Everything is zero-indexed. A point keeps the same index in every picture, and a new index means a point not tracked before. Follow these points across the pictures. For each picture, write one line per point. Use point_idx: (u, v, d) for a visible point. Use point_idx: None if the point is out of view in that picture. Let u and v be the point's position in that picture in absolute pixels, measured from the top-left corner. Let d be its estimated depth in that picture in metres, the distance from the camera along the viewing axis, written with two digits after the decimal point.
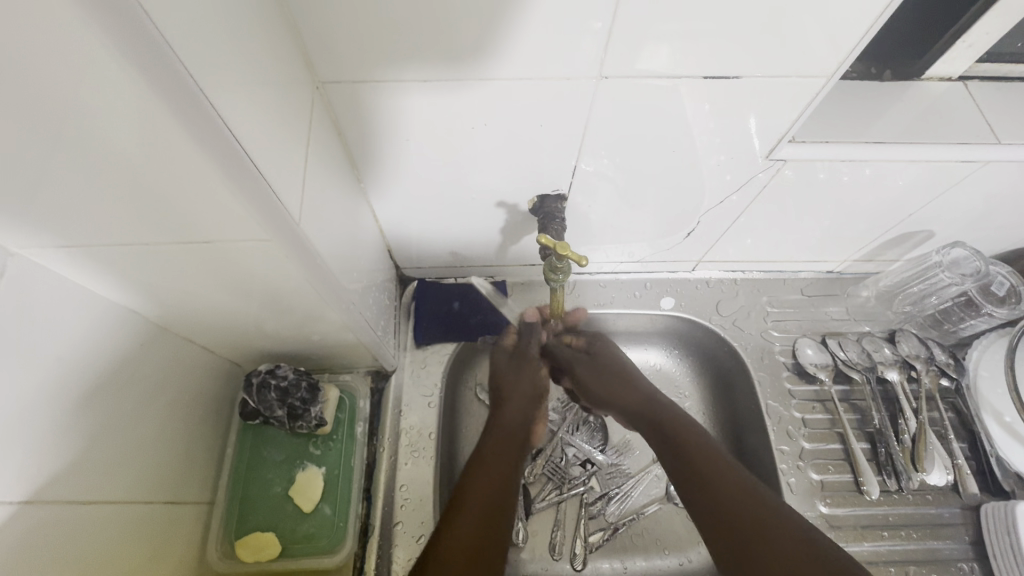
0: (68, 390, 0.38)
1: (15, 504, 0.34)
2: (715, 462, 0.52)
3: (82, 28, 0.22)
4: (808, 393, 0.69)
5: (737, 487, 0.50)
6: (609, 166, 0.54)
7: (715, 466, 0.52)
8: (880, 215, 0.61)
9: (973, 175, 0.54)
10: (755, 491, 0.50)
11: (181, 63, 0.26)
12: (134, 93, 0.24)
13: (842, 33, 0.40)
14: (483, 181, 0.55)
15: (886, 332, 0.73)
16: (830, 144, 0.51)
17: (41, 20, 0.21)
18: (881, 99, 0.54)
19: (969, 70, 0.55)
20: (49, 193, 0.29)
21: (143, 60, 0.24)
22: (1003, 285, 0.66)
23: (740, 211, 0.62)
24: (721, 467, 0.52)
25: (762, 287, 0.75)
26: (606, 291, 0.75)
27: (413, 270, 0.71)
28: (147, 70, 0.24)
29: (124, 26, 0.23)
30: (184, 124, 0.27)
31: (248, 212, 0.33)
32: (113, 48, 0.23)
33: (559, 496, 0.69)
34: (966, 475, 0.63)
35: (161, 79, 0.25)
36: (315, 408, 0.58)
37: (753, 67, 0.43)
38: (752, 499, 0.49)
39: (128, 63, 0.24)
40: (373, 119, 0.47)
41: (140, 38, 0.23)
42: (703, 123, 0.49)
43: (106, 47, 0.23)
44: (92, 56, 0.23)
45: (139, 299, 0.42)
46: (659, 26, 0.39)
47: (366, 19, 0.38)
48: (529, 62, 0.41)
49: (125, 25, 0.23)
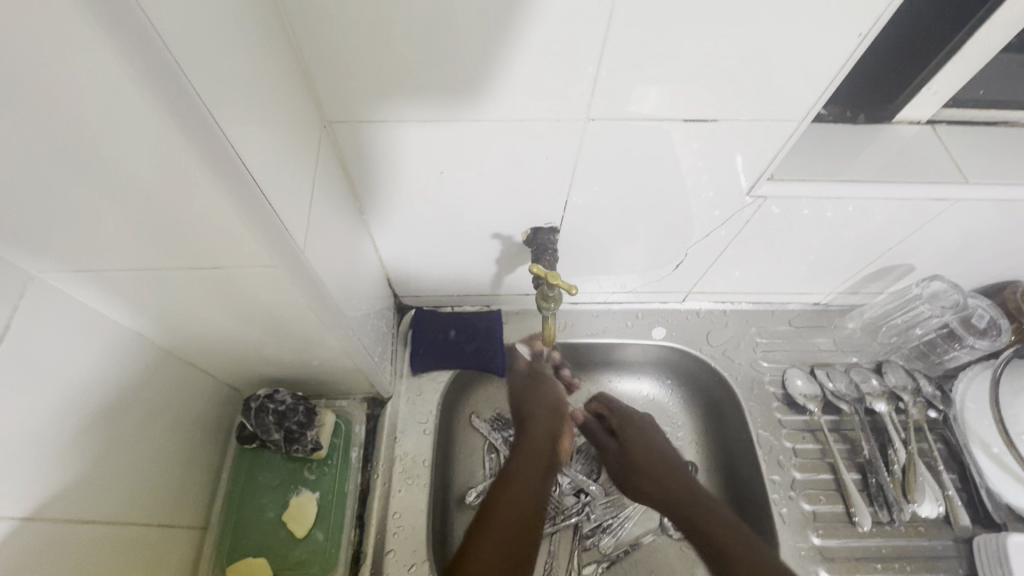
0: (78, 410, 0.39)
1: (17, 519, 0.35)
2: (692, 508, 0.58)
3: (118, 68, 0.24)
4: (798, 424, 0.70)
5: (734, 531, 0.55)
6: (601, 200, 0.56)
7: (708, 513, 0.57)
8: (861, 248, 0.64)
9: (947, 212, 0.57)
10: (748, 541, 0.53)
11: (197, 95, 0.28)
12: (155, 121, 0.27)
13: (812, 76, 0.43)
14: (478, 213, 0.58)
15: (873, 363, 0.74)
16: (806, 181, 0.54)
17: (75, 58, 0.24)
18: (854, 141, 0.57)
19: (936, 115, 0.58)
20: (76, 218, 0.31)
21: (163, 90, 0.26)
22: (983, 317, 0.67)
23: (726, 244, 0.64)
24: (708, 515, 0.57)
25: (751, 318, 0.77)
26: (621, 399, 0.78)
27: (411, 299, 0.73)
28: (165, 98, 0.26)
29: (146, 56, 0.25)
30: (196, 150, 0.29)
31: (253, 236, 0.35)
32: (141, 84, 0.25)
33: (552, 526, 0.68)
34: (957, 506, 0.64)
35: (177, 107, 0.27)
36: (310, 432, 0.59)
37: (733, 112, 0.46)
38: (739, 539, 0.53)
39: (155, 100, 0.26)
40: (376, 153, 0.49)
41: (162, 69, 0.26)
42: (691, 161, 0.52)
43: (130, 76, 0.25)
44: (118, 87, 0.25)
45: (149, 323, 0.44)
46: (643, 70, 0.42)
47: (371, 65, 0.41)
48: (520, 104, 0.45)
49: (151, 64, 0.25)
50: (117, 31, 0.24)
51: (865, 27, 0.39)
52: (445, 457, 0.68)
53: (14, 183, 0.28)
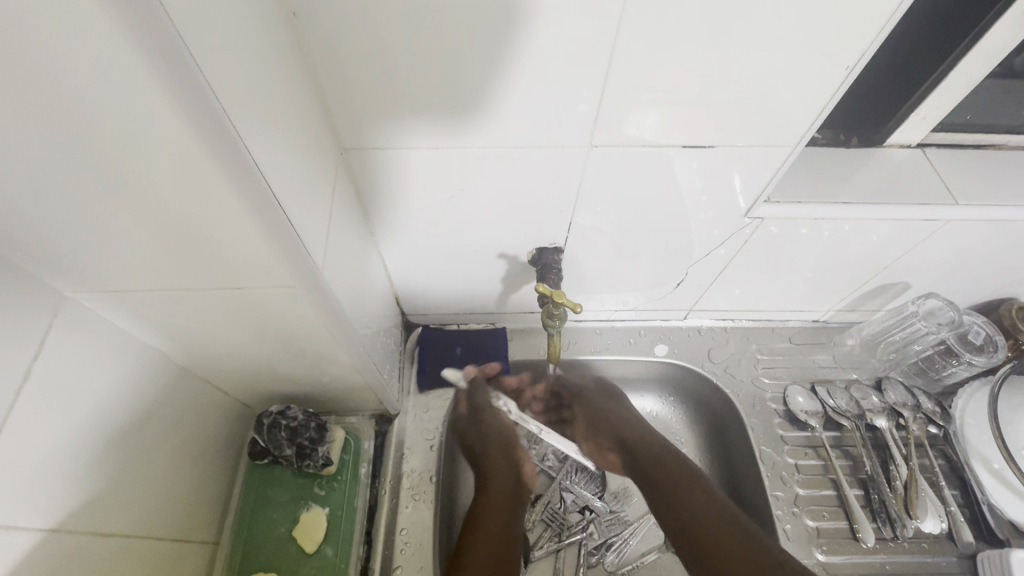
0: (101, 426, 0.41)
1: (45, 531, 0.36)
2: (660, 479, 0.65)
3: (172, 115, 0.26)
4: (800, 440, 0.71)
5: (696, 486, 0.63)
6: (603, 221, 0.59)
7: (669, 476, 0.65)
8: (857, 266, 0.66)
9: (939, 232, 0.59)
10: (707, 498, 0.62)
11: (239, 139, 0.30)
12: (200, 162, 0.29)
13: (805, 104, 0.45)
14: (485, 234, 0.60)
15: (873, 380, 0.76)
16: (802, 203, 0.56)
17: (132, 107, 0.26)
18: (848, 164, 0.60)
19: (925, 139, 0.61)
20: (112, 242, 0.33)
21: (211, 137, 0.28)
22: (979, 333, 0.68)
23: (726, 263, 0.66)
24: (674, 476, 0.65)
25: (752, 335, 0.79)
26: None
27: (418, 317, 0.75)
28: (212, 143, 0.28)
29: (197, 107, 0.27)
30: (235, 188, 0.31)
31: (274, 254, 0.36)
32: (192, 131, 0.27)
33: (557, 543, 0.69)
34: (960, 522, 0.64)
35: (222, 152, 0.29)
36: (322, 447, 0.60)
37: (730, 138, 0.49)
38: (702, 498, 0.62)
39: (204, 145, 0.28)
40: (388, 177, 0.52)
41: (211, 119, 0.28)
42: (690, 183, 0.54)
43: (182, 124, 0.27)
44: (170, 132, 0.27)
45: (170, 342, 0.45)
46: (644, 97, 0.44)
47: (385, 96, 0.43)
48: (527, 132, 0.47)
49: (189, 96, 0.26)
50: (173, 87, 0.26)
51: (852, 61, 0.41)
52: (450, 474, 0.69)
53: (54, 207, 0.30)
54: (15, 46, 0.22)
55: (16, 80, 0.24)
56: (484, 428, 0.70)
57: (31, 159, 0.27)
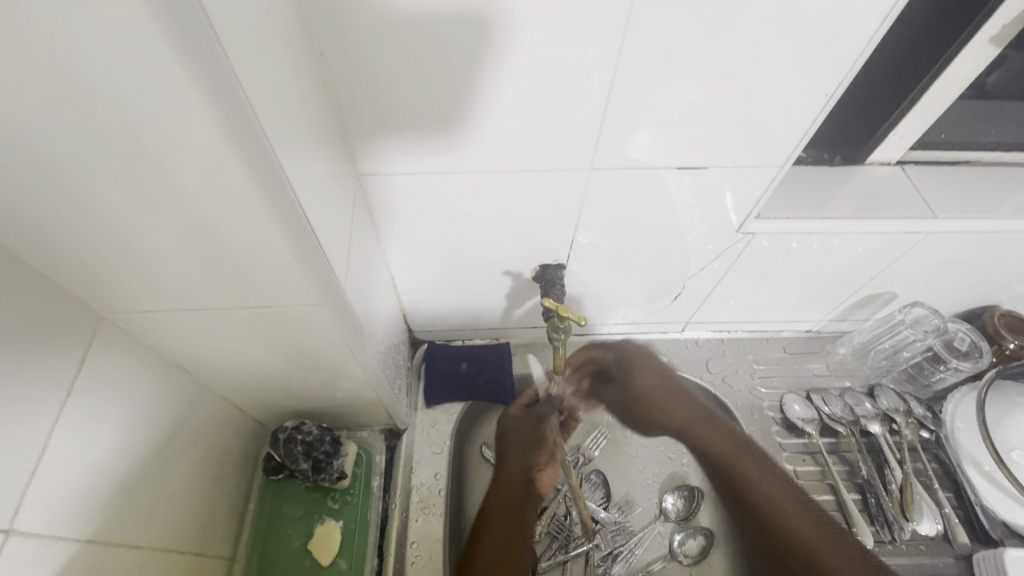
0: (129, 439, 0.42)
1: (79, 541, 0.38)
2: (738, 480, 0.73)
3: (228, 150, 0.29)
4: (797, 446, 0.74)
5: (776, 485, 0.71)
6: (603, 239, 0.62)
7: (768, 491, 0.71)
8: (846, 278, 0.69)
9: (921, 244, 0.62)
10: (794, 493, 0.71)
11: (282, 169, 0.33)
12: (248, 192, 0.31)
13: (789, 125, 0.48)
14: (490, 252, 0.62)
15: (866, 387, 0.78)
16: (790, 219, 0.59)
17: (190, 141, 0.28)
18: (833, 182, 0.63)
19: (904, 156, 0.64)
20: (153, 263, 0.36)
21: (258, 169, 0.31)
22: (964, 340, 0.71)
23: (720, 276, 0.69)
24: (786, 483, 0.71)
25: (747, 346, 0.81)
26: (625, 456, 0.78)
27: (424, 333, 0.77)
28: (259, 175, 0.31)
29: (249, 141, 0.29)
30: (275, 213, 0.33)
31: (302, 268, 0.38)
32: (244, 163, 0.30)
33: (565, 555, 0.68)
34: (955, 524, 0.66)
35: (268, 182, 0.32)
36: (337, 461, 0.61)
37: (722, 158, 0.52)
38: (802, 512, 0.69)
39: (253, 175, 0.31)
40: (401, 200, 0.54)
41: (259, 153, 0.30)
42: (685, 201, 0.57)
43: (235, 157, 0.29)
44: (224, 166, 0.30)
45: (196, 358, 0.47)
46: (643, 119, 0.47)
47: (399, 123, 0.46)
48: (531, 155, 0.50)
49: (238, 123, 0.28)
50: (232, 124, 0.28)
51: (830, 88, 0.45)
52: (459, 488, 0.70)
53: (103, 229, 0.32)
54: (89, 87, 0.25)
55: (85, 115, 0.26)
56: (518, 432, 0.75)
57: (87, 186, 0.30)
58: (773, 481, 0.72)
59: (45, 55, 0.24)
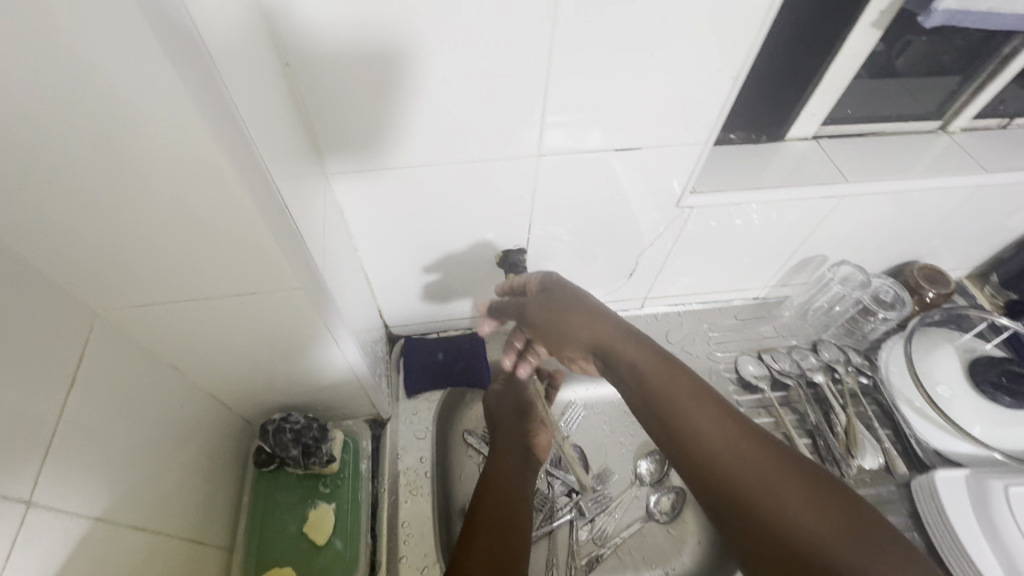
0: (127, 429, 0.45)
1: (90, 520, 0.40)
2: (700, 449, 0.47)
3: (212, 151, 0.33)
4: (753, 402, 0.80)
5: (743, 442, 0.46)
6: (557, 224, 0.67)
7: (733, 458, 0.45)
8: (781, 243, 0.76)
9: (839, 207, 0.70)
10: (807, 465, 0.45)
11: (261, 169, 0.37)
12: (230, 187, 0.35)
13: (707, 106, 0.55)
14: (456, 242, 0.67)
15: (810, 343, 0.86)
16: (723, 190, 0.66)
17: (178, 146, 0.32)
18: (758, 157, 0.70)
19: (818, 131, 0.72)
20: (143, 259, 0.39)
21: (239, 166, 0.35)
22: (888, 293, 0.80)
23: (669, 251, 0.75)
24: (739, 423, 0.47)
25: (702, 316, 0.88)
26: (600, 432, 0.85)
27: (400, 328, 0.81)
28: (240, 172, 0.35)
29: (228, 142, 0.33)
30: (256, 204, 0.37)
31: (279, 252, 0.41)
32: (227, 161, 0.34)
33: (549, 525, 0.74)
34: (895, 457, 0.73)
35: (248, 176, 0.36)
36: (326, 444, 0.64)
37: (653, 140, 0.58)
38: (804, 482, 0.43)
39: (235, 172, 0.35)
40: (368, 197, 0.58)
41: (238, 153, 0.34)
42: (629, 181, 0.63)
43: (220, 158, 0.33)
44: (210, 165, 0.33)
45: (184, 354, 0.50)
46: (580, 108, 0.53)
47: (358, 123, 0.50)
48: (484, 146, 0.55)
49: (218, 125, 0.32)
50: (214, 126, 0.32)
51: (735, 71, 0.52)
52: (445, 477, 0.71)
53: (97, 229, 0.36)
54: (83, 99, 0.29)
55: (82, 125, 0.30)
56: (505, 401, 0.74)
57: (84, 189, 0.33)
58: (755, 454, 0.45)
59: (44, 71, 0.27)
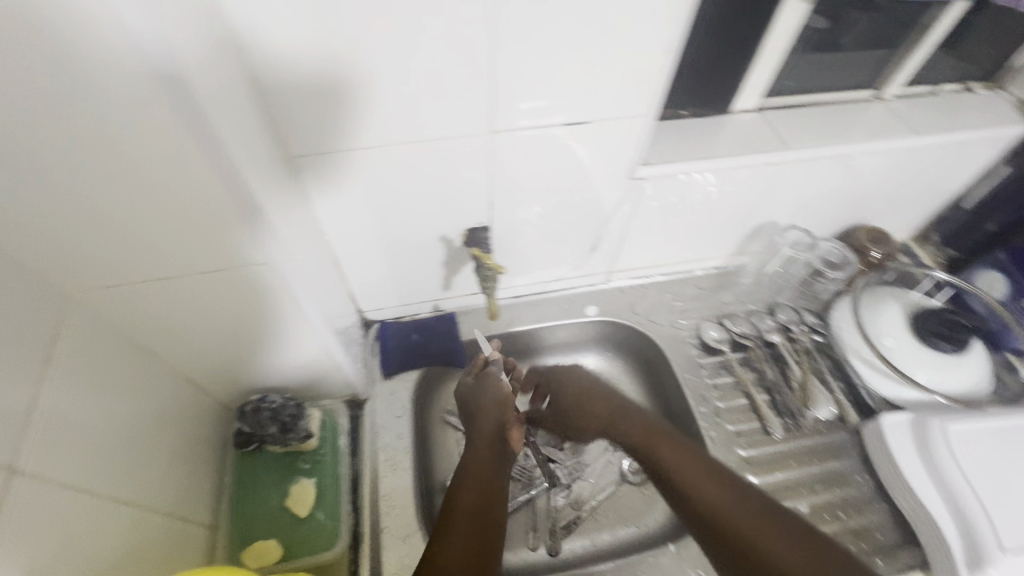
0: (108, 404, 0.47)
1: (73, 489, 0.42)
2: (697, 509, 0.56)
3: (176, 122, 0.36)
4: (714, 363, 0.85)
5: (741, 501, 0.55)
6: (518, 202, 0.70)
7: (725, 503, 0.55)
8: (733, 211, 0.80)
9: (783, 173, 0.74)
10: (788, 513, 0.54)
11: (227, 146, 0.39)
12: (195, 159, 0.38)
13: (648, 77, 0.58)
14: (422, 222, 0.69)
15: (767, 307, 0.90)
16: (672, 161, 0.69)
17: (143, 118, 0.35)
18: (706, 129, 0.74)
19: (761, 103, 0.76)
20: (117, 234, 0.42)
21: (202, 139, 0.37)
22: (834, 254, 0.85)
23: (627, 224, 0.78)
24: (738, 483, 0.57)
25: (666, 287, 0.92)
26: None
27: (374, 313, 0.83)
28: (204, 144, 0.38)
29: (193, 118, 0.36)
30: (222, 177, 0.40)
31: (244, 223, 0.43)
32: (191, 133, 0.37)
33: (527, 493, 0.77)
34: (845, 405, 0.79)
35: (213, 150, 0.38)
36: (303, 421, 0.67)
37: (600, 113, 0.61)
38: (784, 537, 0.51)
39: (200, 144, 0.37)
40: (332, 181, 0.60)
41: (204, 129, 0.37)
42: (583, 155, 0.65)
43: (184, 130, 0.36)
44: (174, 137, 0.36)
45: (161, 333, 0.53)
46: (526, 83, 0.55)
47: (315, 108, 0.51)
48: (439, 125, 0.57)
49: (181, 98, 0.35)
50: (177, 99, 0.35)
51: (670, 42, 0.55)
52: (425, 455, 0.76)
53: (70, 202, 0.38)
54: (49, 70, 0.31)
55: (47, 95, 0.32)
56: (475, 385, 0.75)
57: (52, 161, 0.35)
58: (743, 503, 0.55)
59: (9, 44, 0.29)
